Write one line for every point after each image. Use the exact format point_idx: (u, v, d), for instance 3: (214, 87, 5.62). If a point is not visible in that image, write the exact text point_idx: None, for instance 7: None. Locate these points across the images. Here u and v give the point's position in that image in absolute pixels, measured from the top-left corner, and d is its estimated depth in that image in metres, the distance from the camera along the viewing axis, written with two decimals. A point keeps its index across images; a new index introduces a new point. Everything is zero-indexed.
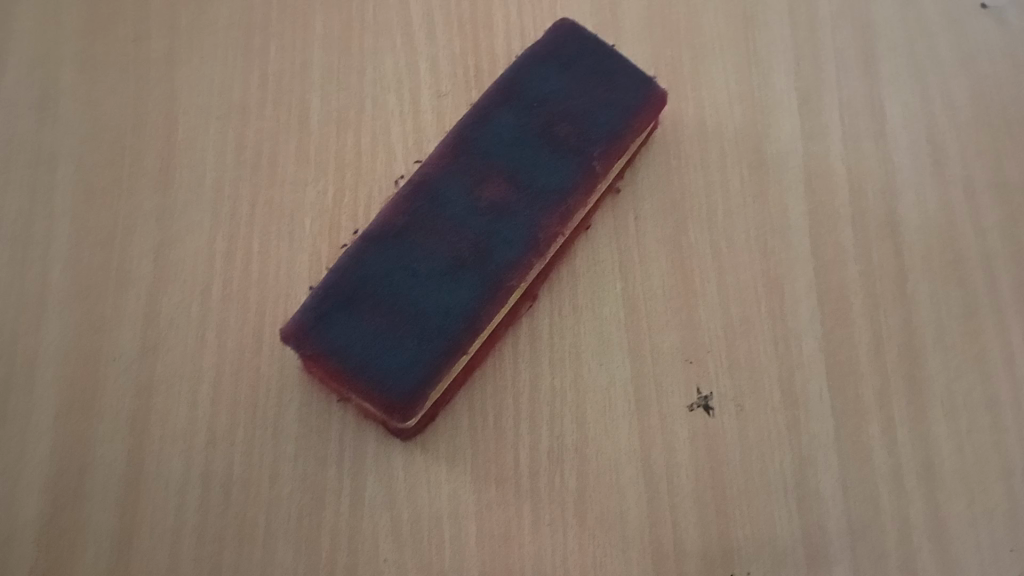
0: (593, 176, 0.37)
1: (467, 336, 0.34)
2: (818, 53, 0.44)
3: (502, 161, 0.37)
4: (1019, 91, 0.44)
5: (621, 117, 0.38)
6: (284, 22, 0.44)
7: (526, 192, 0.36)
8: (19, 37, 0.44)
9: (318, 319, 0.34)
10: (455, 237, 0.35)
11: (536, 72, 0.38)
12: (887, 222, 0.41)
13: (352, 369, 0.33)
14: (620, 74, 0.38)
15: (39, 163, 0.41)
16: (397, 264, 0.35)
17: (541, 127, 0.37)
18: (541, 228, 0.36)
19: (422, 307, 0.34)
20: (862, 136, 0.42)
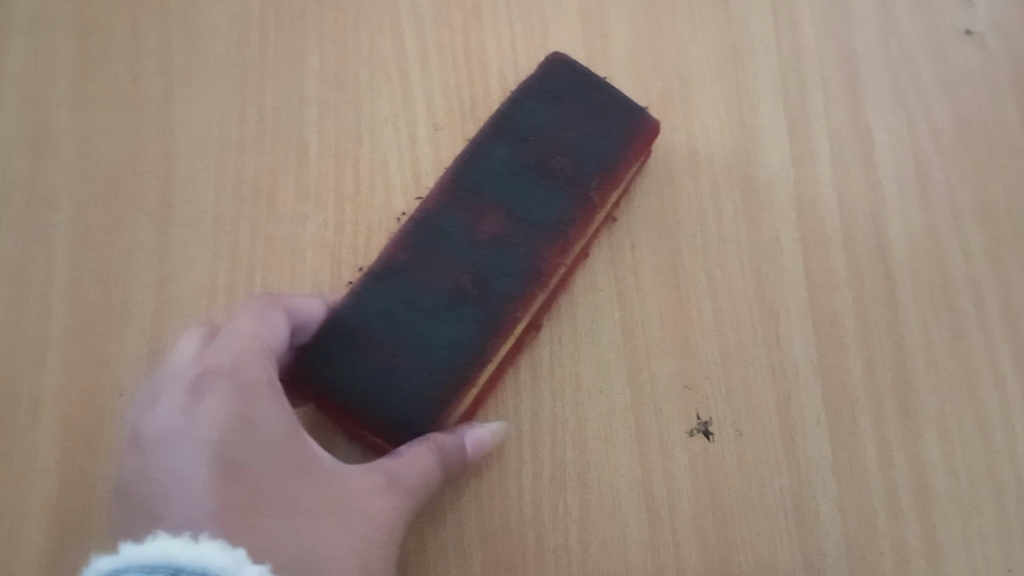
0: (590, 207, 0.38)
1: (474, 368, 0.34)
2: (805, 82, 0.45)
3: (499, 195, 0.37)
4: (1001, 116, 0.45)
5: (614, 148, 0.39)
6: (280, 59, 0.45)
7: (524, 225, 0.37)
8: (14, 75, 0.44)
9: (324, 357, 0.34)
10: (457, 271, 0.36)
11: (527, 107, 0.39)
12: (876, 247, 0.42)
13: (361, 405, 0.34)
14: (612, 106, 0.39)
15: (37, 201, 0.41)
16: (399, 299, 0.35)
17: (535, 161, 0.38)
18: (541, 259, 0.36)
19: (428, 341, 0.34)
20: (850, 163, 0.43)
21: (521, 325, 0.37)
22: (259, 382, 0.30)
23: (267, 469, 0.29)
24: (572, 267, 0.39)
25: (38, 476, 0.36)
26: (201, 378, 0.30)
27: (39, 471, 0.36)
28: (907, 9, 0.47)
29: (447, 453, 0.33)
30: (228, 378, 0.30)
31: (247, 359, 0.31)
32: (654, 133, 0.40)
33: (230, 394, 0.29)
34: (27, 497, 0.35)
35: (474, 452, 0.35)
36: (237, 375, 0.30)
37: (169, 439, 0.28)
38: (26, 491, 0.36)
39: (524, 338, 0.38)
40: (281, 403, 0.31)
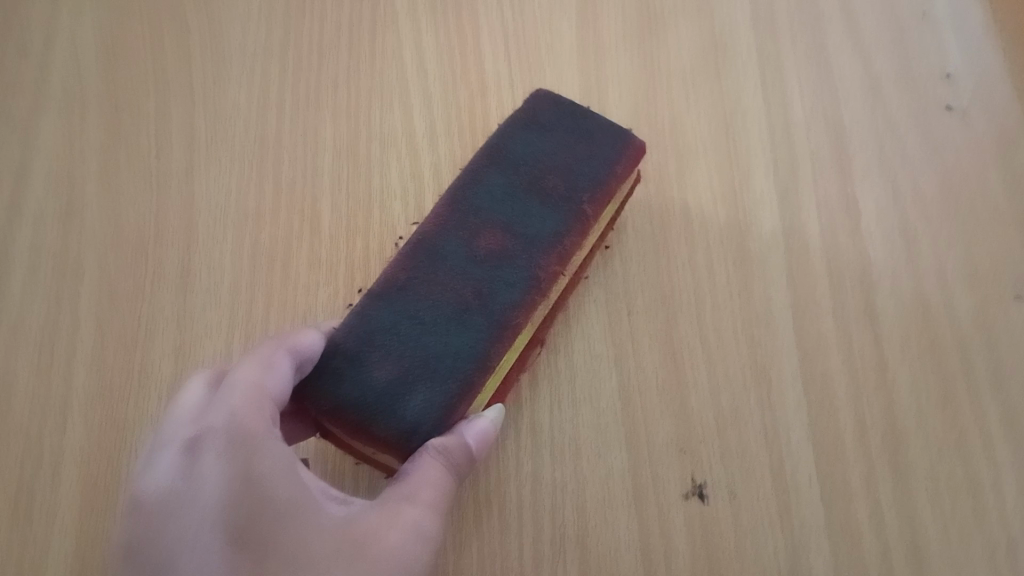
0: (584, 220, 0.38)
1: (480, 377, 0.34)
2: (794, 154, 0.47)
3: (494, 212, 0.37)
4: (984, 186, 0.47)
5: (603, 166, 0.40)
6: (295, 135, 0.47)
7: (523, 239, 0.37)
8: (45, 151, 0.47)
9: (327, 375, 0.33)
10: (459, 285, 0.35)
11: (517, 132, 0.40)
12: (865, 312, 0.43)
13: (368, 416, 0.33)
14: (599, 129, 0.41)
15: (64, 270, 0.44)
16: (403, 314, 0.35)
17: (527, 179, 0.39)
18: (541, 268, 0.37)
19: (433, 350, 0.34)
20: (839, 231, 0.45)
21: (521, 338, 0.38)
22: (254, 429, 0.30)
23: (270, 515, 0.29)
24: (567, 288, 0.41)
25: (58, 535, 0.37)
26: (199, 437, 0.30)
27: (59, 529, 0.37)
28: (891, 84, 0.50)
29: (455, 458, 0.33)
30: (224, 435, 0.30)
31: (242, 410, 0.30)
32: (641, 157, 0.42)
33: (227, 452, 0.30)
34: (47, 554, 0.37)
35: (481, 445, 0.34)
36: (231, 429, 0.30)
37: (171, 501, 0.29)
38: (47, 548, 0.37)
39: (527, 355, 0.39)
40: (283, 446, 0.31)
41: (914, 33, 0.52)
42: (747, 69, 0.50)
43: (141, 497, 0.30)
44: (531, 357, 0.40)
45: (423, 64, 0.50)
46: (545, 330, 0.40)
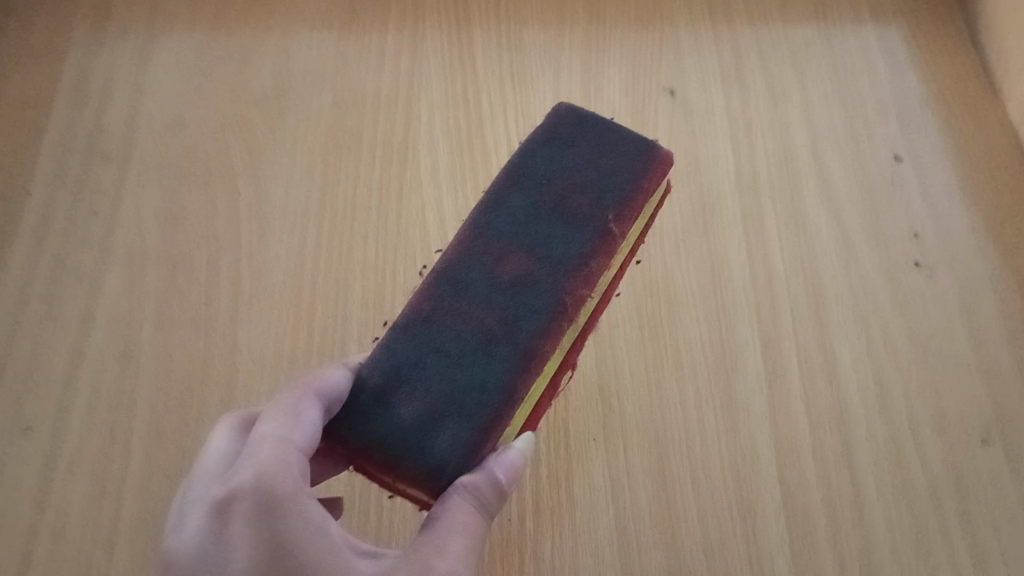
0: (610, 238, 0.40)
1: (506, 407, 0.36)
2: (776, 305, 0.53)
3: (518, 237, 0.40)
4: (950, 335, 0.51)
5: (627, 179, 0.42)
6: (328, 287, 0.54)
7: (547, 264, 0.39)
8: (107, 301, 0.54)
9: (358, 415, 0.36)
10: (483, 316, 0.38)
11: (539, 152, 0.43)
12: (842, 452, 0.47)
13: (397, 451, 0.35)
14: (620, 147, 0.43)
15: (118, 406, 0.50)
16: (427, 348, 0.37)
17: (550, 201, 0.41)
18: (569, 291, 0.39)
19: (458, 384, 0.36)
20: (817, 376, 0.50)
21: (551, 364, 0.40)
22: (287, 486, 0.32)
23: (300, 569, 0.31)
24: (600, 302, 0.44)
25: None
26: (228, 493, 0.32)
27: None
28: (862, 242, 0.55)
29: (484, 493, 0.34)
30: (254, 496, 0.32)
31: (272, 470, 0.32)
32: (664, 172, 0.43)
33: (257, 515, 0.31)
34: None
35: (511, 479, 0.36)
36: (263, 486, 0.32)
37: (202, 558, 0.31)
38: None
39: (558, 379, 0.42)
40: (311, 498, 0.33)
41: (884, 197, 0.58)
42: (732, 227, 0.56)
43: (173, 552, 0.32)
44: (562, 378, 0.42)
45: (443, 224, 0.57)
46: (576, 354, 0.43)
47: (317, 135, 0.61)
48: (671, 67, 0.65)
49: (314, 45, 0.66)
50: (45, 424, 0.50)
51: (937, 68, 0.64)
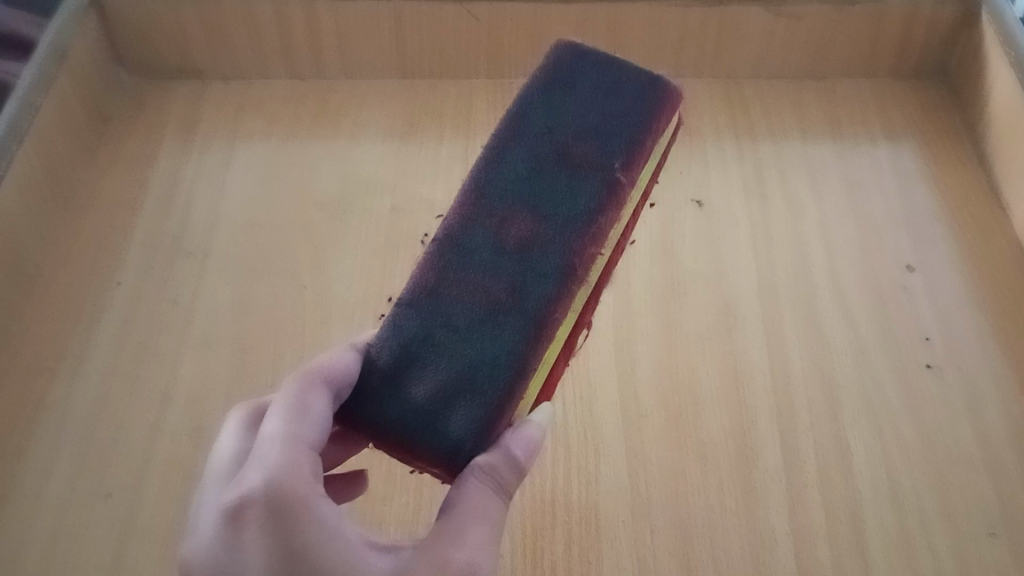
0: (616, 187, 0.46)
1: (517, 377, 0.41)
2: (793, 400, 0.57)
3: (521, 201, 0.45)
4: (958, 434, 0.55)
5: (629, 126, 0.47)
6: None
7: (552, 223, 0.44)
8: (183, 382, 0.60)
9: (374, 397, 0.41)
10: (491, 287, 0.43)
11: (536, 114, 0.48)
12: (855, 541, 0.51)
13: (415, 430, 0.40)
14: (619, 101, 0.48)
15: (190, 479, 0.56)
16: (436, 321, 0.42)
17: (552, 162, 0.46)
18: (579, 251, 0.44)
19: (473, 352, 0.41)
20: (832, 469, 0.54)
21: (565, 323, 0.45)
22: (295, 488, 0.36)
23: (306, 558, 0.35)
24: (611, 255, 0.49)
25: None
26: (240, 497, 0.36)
27: None
28: (874, 343, 0.60)
29: (499, 468, 0.39)
30: (263, 497, 0.36)
31: (277, 473, 0.36)
32: (658, 128, 0.49)
33: (266, 515, 0.35)
34: None
35: (527, 451, 0.40)
36: (271, 490, 0.36)
37: (220, 558, 0.35)
38: None
39: (570, 342, 0.47)
40: (315, 492, 0.37)
41: (895, 303, 0.62)
42: (753, 327, 0.61)
43: (195, 557, 0.36)
44: (574, 342, 0.48)
45: None
46: (588, 313, 0.48)
47: (377, 238, 0.68)
48: (698, 180, 0.71)
49: (376, 157, 0.73)
50: (124, 494, 0.55)
51: (946, 186, 0.70)
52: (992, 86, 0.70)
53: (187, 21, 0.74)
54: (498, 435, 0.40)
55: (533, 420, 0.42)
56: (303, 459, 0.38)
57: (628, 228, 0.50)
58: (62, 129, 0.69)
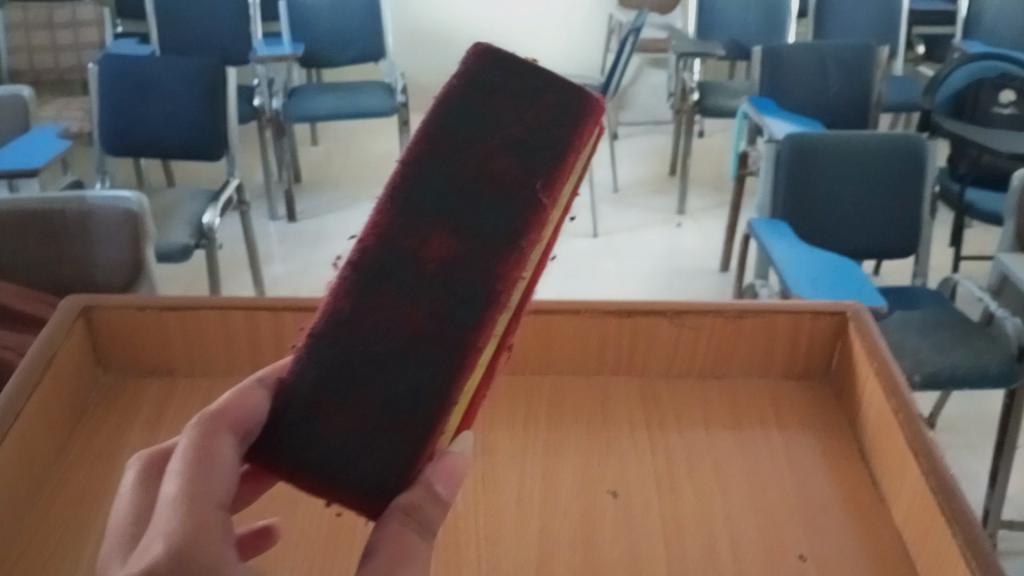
0: (538, 208, 0.50)
1: (435, 407, 0.49)
2: None
3: (439, 221, 0.49)
4: None
5: (554, 140, 0.50)
6: None
7: (469, 249, 0.49)
8: None
9: (298, 428, 0.49)
10: (410, 314, 0.49)
11: (455, 125, 0.50)
12: None
13: (338, 466, 0.48)
14: (545, 108, 0.50)
15: None
16: (352, 351, 0.49)
17: (471, 178, 0.49)
18: (499, 277, 0.49)
19: (395, 382, 0.49)
20: None
21: (487, 352, 0.51)
22: (195, 545, 0.41)
23: None
24: (535, 279, 0.53)
25: None
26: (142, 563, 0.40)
27: None
28: None
29: (414, 503, 0.48)
30: (167, 557, 0.40)
31: (180, 538, 0.41)
32: (583, 132, 0.51)
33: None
34: None
35: (446, 481, 0.49)
36: (174, 552, 0.40)
37: None
38: None
39: (493, 363, 0.53)
40: (215, 543, 0.42)
41: None
42: None
43: None
44: (496, 363, 0.54)
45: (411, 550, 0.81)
46: (510, 335, 0.53)
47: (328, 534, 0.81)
48: (615, 472, 0.79)
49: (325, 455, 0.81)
50: None
51: (835, 477, 0.78)
52: (863, 392, 0.81)
53: (167, 327, 0.86)
54: (421, 465, 0.49)
55: (455, 452, 0.51)
56: (210, 517, 0.43)
57: (557, 232, 0.54)
58: (42, 420, 0.77)
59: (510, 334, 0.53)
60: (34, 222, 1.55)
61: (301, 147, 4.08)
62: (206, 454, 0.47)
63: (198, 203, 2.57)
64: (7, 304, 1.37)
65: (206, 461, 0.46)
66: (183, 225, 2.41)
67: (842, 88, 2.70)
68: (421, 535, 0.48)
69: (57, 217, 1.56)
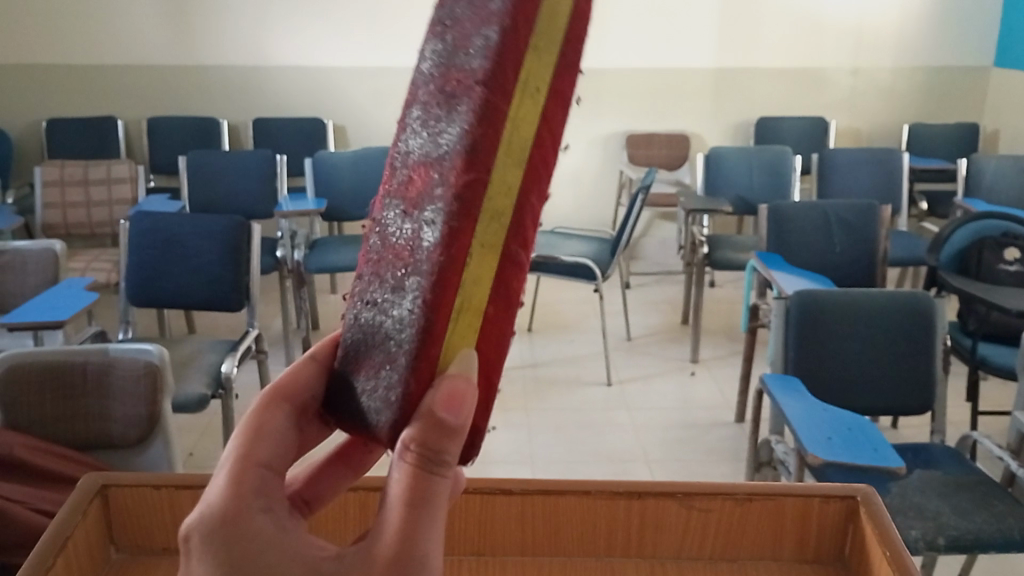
0: (484, 108, 0.44)
1: (420, 340, 0.46)
2: None
3: (413, 155, 0.47)
4: None
5: (490, 28, 0.44)
6: None
7: (433, 168, 0.46)
8: None
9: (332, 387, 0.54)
10: (393, 251, 0.47)
11: (423, 61, 0.48)
12: None
13: (356, 423, 0.51)
14: (480, 5, 0.45)
15: None
16: (359, 302, 0.50)
17: (430, 102, 0.46)
18: (454, 188, 0.44)
19: (385, 321, 0.47)
20: None
21: (478, 265, 0.46)
22: (222, 509, 0.50)
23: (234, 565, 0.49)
24: (528, 177, 0.47)
25: None
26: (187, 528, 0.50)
27: None
28: None
29: (415, 439, 0.48)
30: (198, 528, 0.49)
31: (211, 504, 0.50)
32: (505, 5, 0.44)
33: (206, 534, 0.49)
34: None
35: (448, 412, 0.47)
36: (206, 517, 0.50)
37: None
38: None
39: (498, 275, 0.47)
40: (254, 506, 0.51)
41: None
42: None
43: None
44: (510, 277, 0.48)
45: None
46: (513, 242, 0.47)
47: None
48: None
49: None
50: None
51: None
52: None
53: (179, 505, 0.88)
54: (423, 394, 0.47)
55: (459, 375, 0.47)
56: (248, 482, 0.52)
57: (550, 117, 0.48)
58: None
59: (515, 238, 0.47)
60: (52, 374, 1.57)
61: (320, 295, 4.19)
62: (263, 425, 0.55)
63: (216, 354, 2.61)
64: (19, 457, 1.36)
65: (271, 428, 0.55)
66: (199, 377, 2.44)
67: (848, 244, 2.76)
68: (435, 475, 0.49)
69: (77, 369, 1.59)
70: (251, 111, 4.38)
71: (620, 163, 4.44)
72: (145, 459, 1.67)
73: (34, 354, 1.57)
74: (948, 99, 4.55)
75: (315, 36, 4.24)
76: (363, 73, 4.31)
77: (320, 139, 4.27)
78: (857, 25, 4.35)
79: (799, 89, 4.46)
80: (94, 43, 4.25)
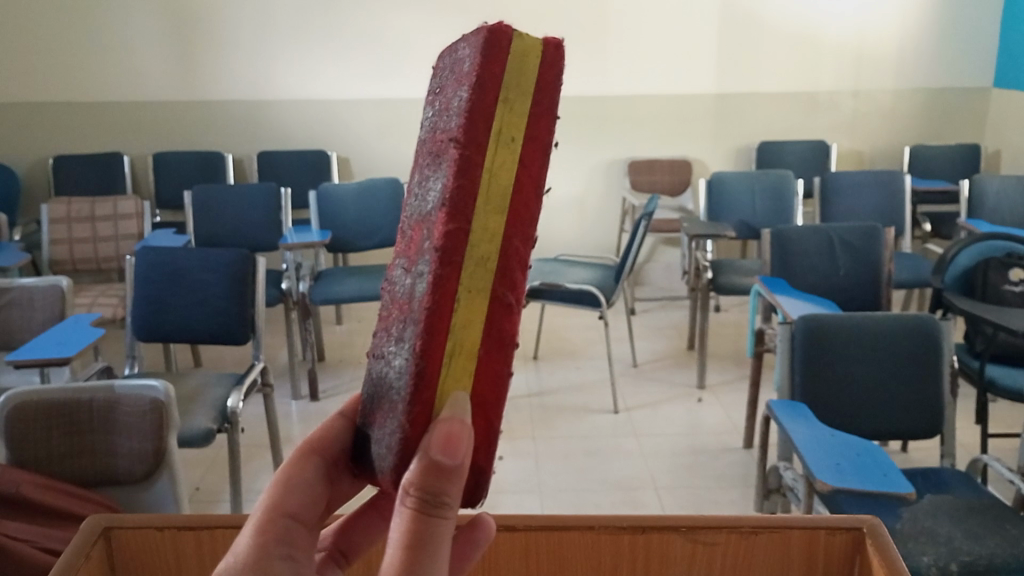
0: (460, 156, 0.45)
1: (410, 385, 0.46)
2: None
3: (415, 217, 0.49)
4: None
5: (466, 85, 0.46)
6: None
7: (424, 222, 0.47)
8: None
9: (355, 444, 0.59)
10: (397, 307, 0.48)
11: (425, 131, 0.51)
12: None
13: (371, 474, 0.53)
14: (461, 70, 0.47)
15: None
16: (374, 360, 0.51)
17: (426, 166, 0.48)
18: (435, 240, 0.44)
19: (389, 375, 0.48)
20: None
21: (467, 306, 0.45)
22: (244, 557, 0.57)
23: None
24: (516, 217, 0.46)
25: None
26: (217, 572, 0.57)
27: None
28: None
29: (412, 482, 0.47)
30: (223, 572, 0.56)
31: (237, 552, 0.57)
32: (472, 67, 0.46)
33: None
34: None
35: (442, 453, 0.46)
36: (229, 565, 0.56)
37: None
38: None
39: (491, 314, 0.46)
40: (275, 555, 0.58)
41: None
42: None
43: None
44: (503, 319, 0.46)
45: None
46: (504, 283, 0.46)
47: None
48: None
49: None
50: None
51: None
52: None
53: (182, 546, 0.88)
54: (420, 437, 0.46)
55: (454, 418, 0.46)
56: (272, 534, 0.59)
57: (531, 160, 0.47)
58: None
59: (504, 277, 0.46)
60: (59, 412, 1.57)
61: (326, 326, 4.20)
62: (296, 478, 0.62)
63: (222, 388, 2.61)
64: (26, 495, 1.36)
65: (301, 481, 0.62)
66: (205, 411, 2.44)
67: (852, 267, 2.76)
68: (437, 519, 0.48)
69: (84, 406, 1.59)
70: (255, 142, 4.41)
71: (623, 188, 4.45)
72: (151, 495, 1.66)
73: (43, 391, 1.58)
74: (948, 120, 4.56)
75: (319, 68, 4.29)
76: (367, 105, 4.34)
77: (324, 171, 4.30)
78: (856, 46, 4.38)
79: (800, 112, 4.48)
80: (101, 79, 4.30)
